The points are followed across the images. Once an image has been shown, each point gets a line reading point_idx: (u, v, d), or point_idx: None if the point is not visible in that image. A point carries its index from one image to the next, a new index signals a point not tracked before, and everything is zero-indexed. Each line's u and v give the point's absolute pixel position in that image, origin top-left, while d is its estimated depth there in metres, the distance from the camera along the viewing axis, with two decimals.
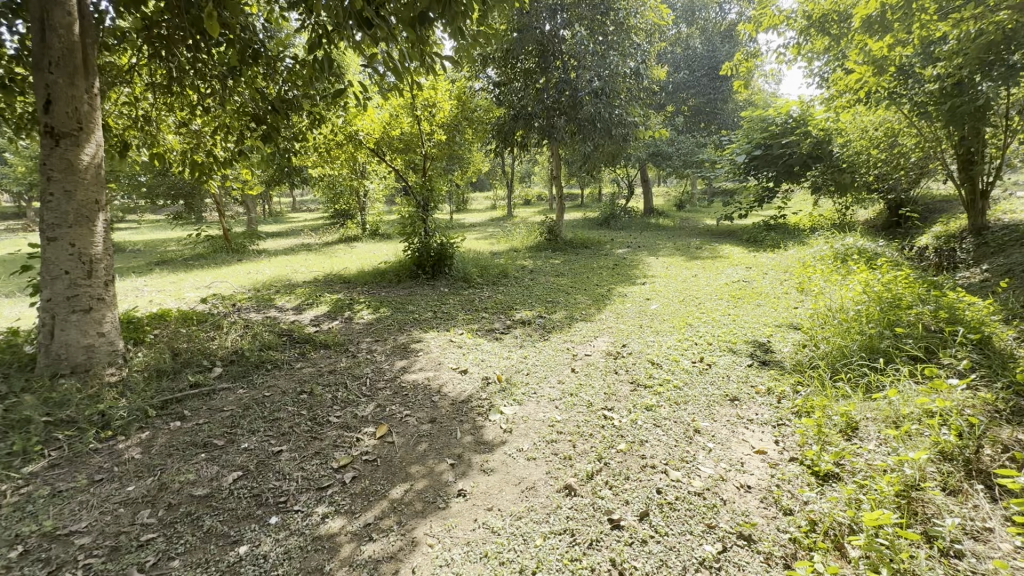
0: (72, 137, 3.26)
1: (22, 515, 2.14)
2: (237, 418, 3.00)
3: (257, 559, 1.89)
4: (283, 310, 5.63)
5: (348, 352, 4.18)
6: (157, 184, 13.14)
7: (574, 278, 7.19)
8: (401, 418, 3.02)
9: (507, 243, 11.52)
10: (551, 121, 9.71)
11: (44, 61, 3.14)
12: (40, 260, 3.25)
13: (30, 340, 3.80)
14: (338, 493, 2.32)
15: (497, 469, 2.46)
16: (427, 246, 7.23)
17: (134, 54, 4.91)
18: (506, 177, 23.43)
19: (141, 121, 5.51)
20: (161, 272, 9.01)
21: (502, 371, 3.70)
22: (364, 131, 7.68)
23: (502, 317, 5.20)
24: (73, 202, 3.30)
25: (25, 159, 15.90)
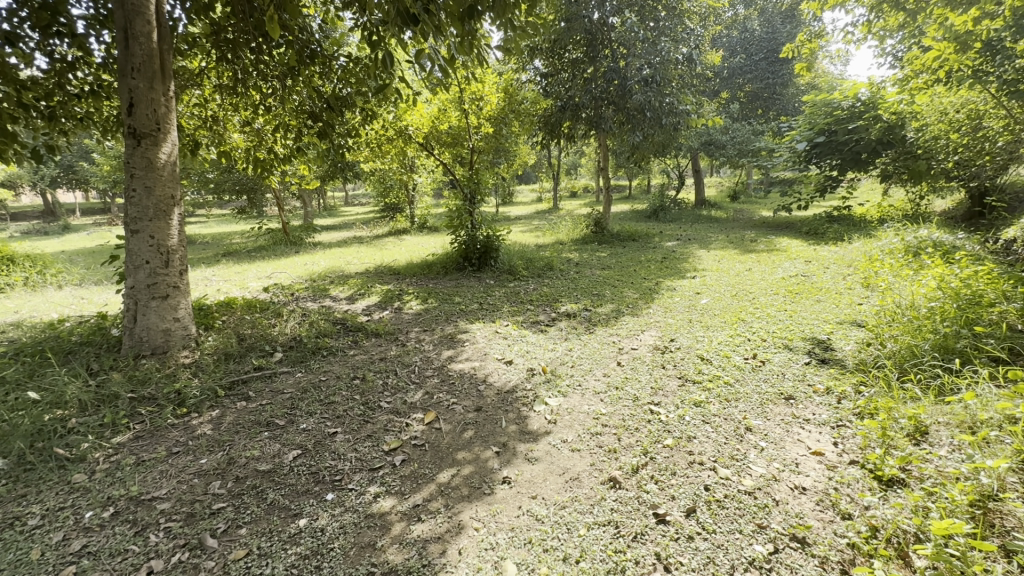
0: (151, 137, 3.54)
1: (113, 479, 2.40)
2: (296, 400, 3.18)
3: (314, 532, 2.01)
4: (338, 300, 5.89)
5: (397, 340, 4.33)
6: (224, 180, 13.98)
7: (621, 271, 7.08)
8: (448, 406, 3.10)
9: (553, 236, 11.49)
10: (599, 111, 9.56)
11: (127, 67, 3.42)
12: (126, 251, 3.57)
13: (117, 324, 4.20)
14: (388, 474, 2.42)
15: (541, 459, 2.48)
16: (473, 239, 7.34)
17: (204, 58, 5.24)
18: (552, 169, 23.26)
19: (210, 121, 5.89)
20: (228, 263, 9.62)
21: (547, 362, 3.72)
22: (414, 126, 7.85)
23: (547, 310, 5.21)
24: (153, 197, 3.58)
25: (110, 160, 17.36)
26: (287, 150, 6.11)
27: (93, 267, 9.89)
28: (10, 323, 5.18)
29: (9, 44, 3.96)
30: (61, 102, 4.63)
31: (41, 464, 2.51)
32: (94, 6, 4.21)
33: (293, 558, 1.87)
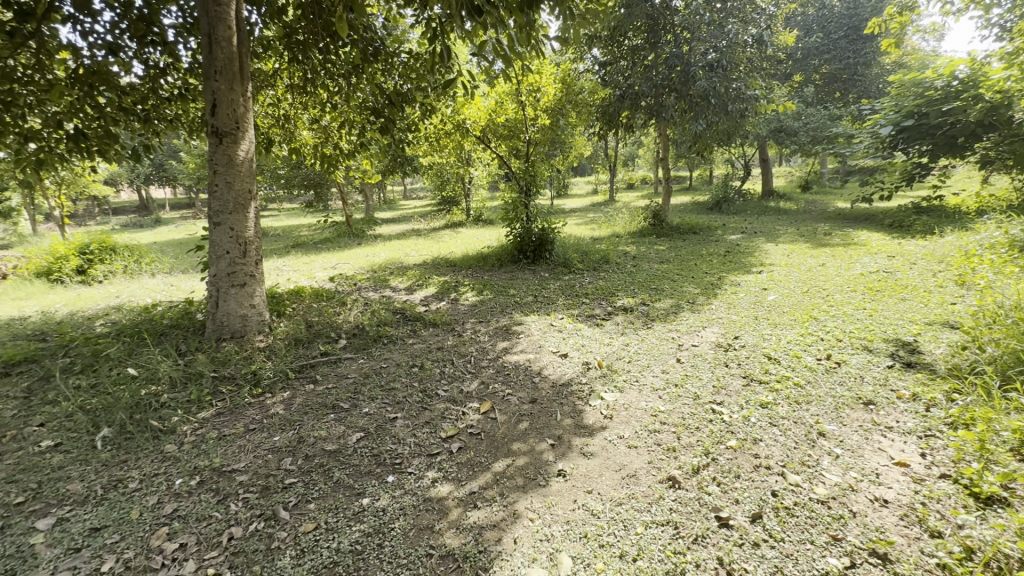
0: (232, 135, 3.79)
1: (199, 451, 2.62)
2: (359, 385, 3.33)
3: (376, 512, 2.10)
4: (397, 290, 6.09)
5: (454, 331, 4.42)
6: (293, 176, 14.79)
7: (680, 265, 6.84)
8: (503, 397, 3.13)
9: (609, 229, 11.26)
10: (659, 100, 9.24)
11: (211, 70, 3.68)
12: (209, 242, 3.86)
13: (201, 309, 4.57)
14: (445, 461, 2.48)
15: (597, 454, 2.45)
16: (529, 231, 7.34)
17: (277, 60, 5.55)
18: (608, 161, 22.78)
19: (282, 119, 6.24)
20: (297, 254, 10.19)
21: (603, 357, 3.66)
22: (471, 119, 7.93)
23: (603, 304, 5.12)
24: (233, 192, 3.84)
25: (195, 159, 18.85)
26: (351, 146, 6.36)
27: (180, 257, 10.82)
28: (113, 306, 5.78)
29: (112, 54, 4.38)
30: (154, 105, 5.07)
31: (139, 433, 2.79)
32: (183, 16, 4.57)
33: (357, 535, 1.96)
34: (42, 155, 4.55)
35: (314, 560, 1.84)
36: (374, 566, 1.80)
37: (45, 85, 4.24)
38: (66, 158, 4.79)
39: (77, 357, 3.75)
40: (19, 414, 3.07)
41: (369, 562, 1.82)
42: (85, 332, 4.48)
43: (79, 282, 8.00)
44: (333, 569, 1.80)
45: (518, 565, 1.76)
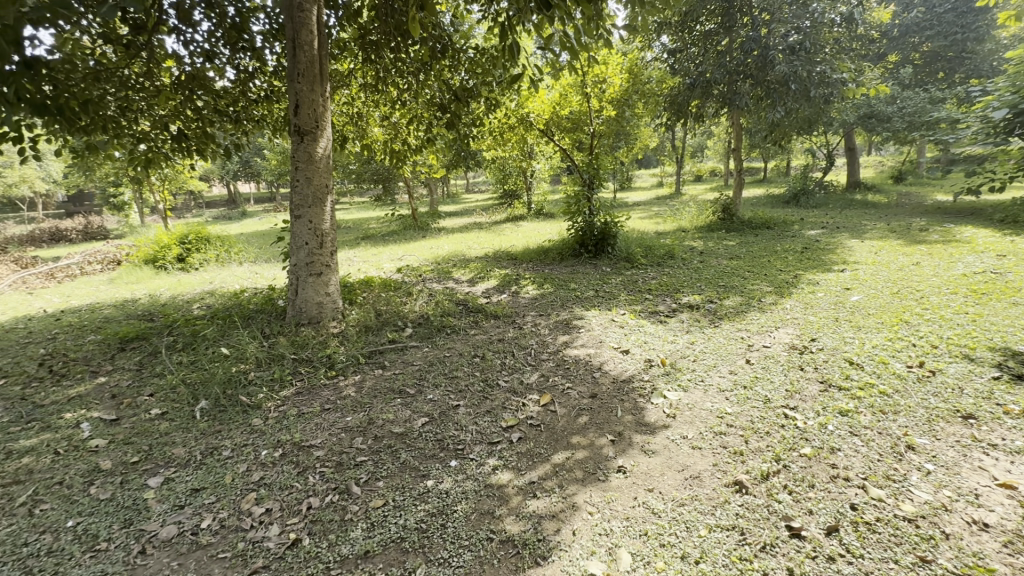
0: (312, 134, 4.04)
1: (282, 426, 2.86)
2: (425, 372, 3.47)
3: (440, 494, 2.19)
4: (460, 282, 6.25)
5: (514, 323, 4.47)
6: (364, 171, 15.49)
7: (752, 261, 6.50)
8: (563, 390, 3.14)
9: (674, 223, 10.89)
10: (733, 86, 8.76)
11: (295, 73, 3.94)
12: (291, 233, 4.16)
13: (283, 296, 4.93)
14: (506, 450, 2.54)
15: (659, 452, 2.41)
16: (591, 225, 7.25)
17: (352, 60, 5.82)
18: (674, 152, 21.95)
19: (355, 117, 6.56)
20: (366, 246, 10.69)
21: (666, 354, 3.57)
22: (535, 113, 7.93)
23: (667, 300, 4.97)
24: (312, 187, 4.10)
25: (276, 156, 20.27)
26: (419, 142, 6.58)
27: (264, 248, 11.71)
28: (207, 291, 6.38)
29: (208, 60, 4.80)
30: (244, 107, 5.50)
31: (230, 407, 3.08)
32: (269, 22, 4.92)
33: (422, 514, 2.06)
34: (151, 154, 5.09)
35: (383, 535, 1.96)
36: (437, 545, 1.89)
37: (154, 91, 4.73)
38: (170, 157, 5.32)
39: (178, 336, 4.19)
40: (133, 384, 3.49)
41: (433, 541, 1.91)
42: (185, 314, 5.00)
43: (179, 268, 8.90)
44: (400, 545, 1.90)
45: (576, 556, 1.79)
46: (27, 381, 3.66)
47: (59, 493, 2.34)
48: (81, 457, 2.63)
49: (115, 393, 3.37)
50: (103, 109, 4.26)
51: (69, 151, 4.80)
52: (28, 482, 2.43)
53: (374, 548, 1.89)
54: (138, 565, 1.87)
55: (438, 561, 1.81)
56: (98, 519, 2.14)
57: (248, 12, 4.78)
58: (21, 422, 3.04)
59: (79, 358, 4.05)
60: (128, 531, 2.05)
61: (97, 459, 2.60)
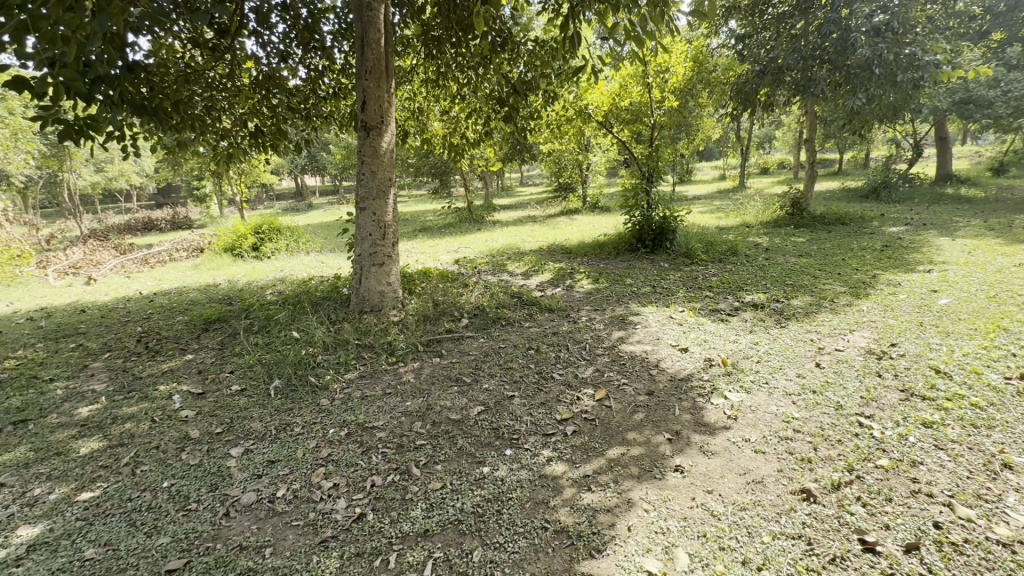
0: (377, 128, 4.20)
1: (347, 406, 3.02)
2: (480, 361, 3.54)
3: (496, 481, 2.24)
4: (514, 275, 6.29)
5: (569, 317, 4.46)
6: (423, 164, 15.87)
7: (824, 259, 6.10)
8: (619, 386, 3.10)
9: (738, 218, 10.40)
10: (808, 73, 8.16)
11: (363, 70, 4.11)
12: (356, 225, 4.35)
13: (347, 285, 5.18)
14: (560, 442, 2.55)
15: (719, 454, 2.34)
16: (648, 219, 7.08)
17: (415, 56, 5.97)
18: (739, 143, 20.89)
19: (416, 112, 6.74)
20: (424, 238, 10.98)
21: (728, 354, 3.44)
22: (593, 105, 7.80)
23: (728, 298, 4.77)
24: (376, 180, 4.27)
25: (340, 150, 21.20)
26: (477, 135, 6.66)
27: (329, 238, 12.31)
28: (279, 279, 6.81)
29: (283, 60, 5.09)
30: (314, 104, 5.80)
31: (301, 386, 3.30)
32: (339, 22, 5.15)
33: (479, 499, 2.12)
34: (231, 149, 5.48)
35: (441, 516, 2.03)
36: (493, 530, 1.94)
37: (235, 91, 5.09)
38: (247, 152, 5.70)
39: (254, 320, 4.52)
40: (216, 361, 3.80)
41: (489, 526, 1.96)
42: (260, 299, 5.37)
43: (254, 256, 9.55)
44: (457, 526, 1.97)
45: (631, 552, 1.78)
46: (127, 355, 4.09)
47: (156, 456, 2.61)
48: (173, 425, 2.91)
49: (201, 369, 3.69)
50: (191, 108, 4.63)
51: (162, 148, 5.26)
52: (130, 445, 2.73)
53: (433, 528, 1.97)
54: (222, 526, 2.05)
55: (493, 546, 1.86)
56: (188, 482, 2.36)
57: (319, 13, 5.02)
58: (123, 391, 3.40)
59: (170, 337, 4.46)
60: (214, 495, 2.25)
61: (186, 428, 2.87)
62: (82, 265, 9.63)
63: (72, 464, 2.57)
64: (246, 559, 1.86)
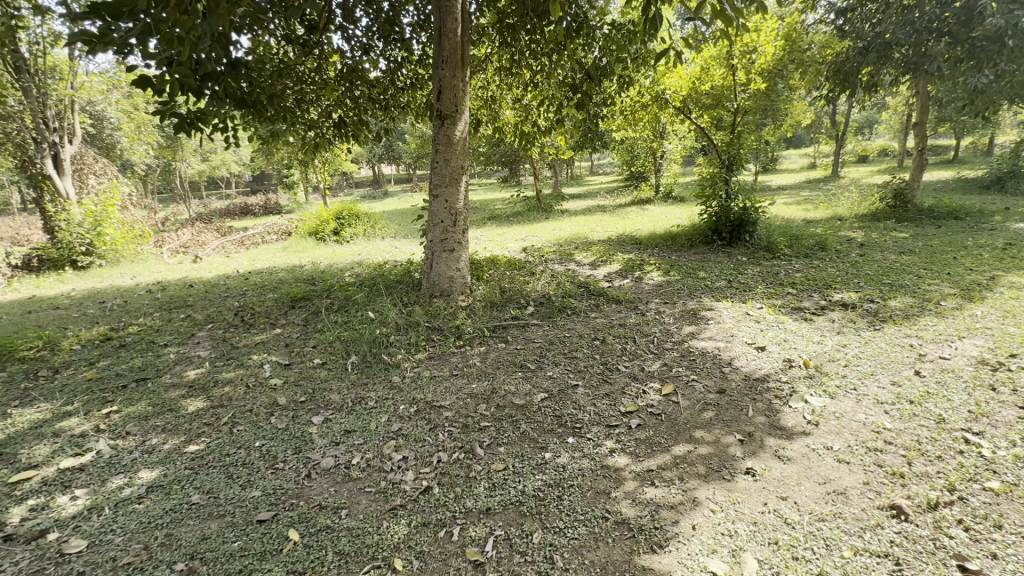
0: (452, 117, 4.31)
1: (416, 385, 3.17)
2: (545, 349, 3.56)
3: (557, 467, 2.26)
4: (582, 265, 6.22)
5: (637, 309, 4.35)
6: (493, 153, 16.05)
7: (931, 257, 5.47)
8: (688, 382, 2.99)
9: (829, 209, 9.57)
10: (922, 48, 7.28)
11: (439, 60, 4.24)
12: (429, 211, 4.50)
13: (418, 270, 5.37)
14: (624, 434, 2.51)
15: (796, 460, 2.20)
16: (726, 210, 6.72)
17: (490, 45, 6.02)
18: (832, 129, 19.14)
19: (489, 101, 6.82)
20: (492, 226, 11.13)
21: (811, 356, 3.20)
22: (671, 90, 7.48)
23: (814, 296, 4.43)
24: (449, 168, 4.39)
25: (414, 140, 21.89)
26: (549, 123, 6.62)
27: (402, 225, 12.83)
28: (357, 262, 7.22)
29: (365, 52, 5.32)
30: (392, 95, 6.01)
31: (376, 364, 3.49)
32: (417, 14, 5.29)
33: (540, 483, 2.15)
34: (317, 140, 5.85)
35: (503, 496, 2.09)
36: (554, 514, 1.96)
37: (321, 83, 5.40)
38: (331, 142, 6.05)
39: (334, 300, 4.83)
40: (301, 336, 4.13)
41: (549, 510, 1.99)
42: (339, 280, 5.72)
43: (335, 240, 10.18)
44: (518, 507, 2.02)
45: (695, 552, 1.73)
46: (227, 326, 4.54)
47: (250, 418, 2.89)
48: (264, 392, 3.20)
49: (288, 342, 4.02)
50: (283, 101, 4.98)
51: (258, 139, 5.71)
52: (228, 406, 3.03)
53: (495, 507, 2.03)
54: (304, 486, 2.24)
55: (553, 530, 1.88)
56: (276, 443, 2.60)
57: (400, 5, 5.19)
58: (223, 358, 3.79)
59: (262, 312, 4.89)
60: (298, 457, 2.46)
61: (275, 395, 3.15)
62: (190, 245, 10.77)
63: (182, 419, 2.91)
64: (325, 518, 2.02)
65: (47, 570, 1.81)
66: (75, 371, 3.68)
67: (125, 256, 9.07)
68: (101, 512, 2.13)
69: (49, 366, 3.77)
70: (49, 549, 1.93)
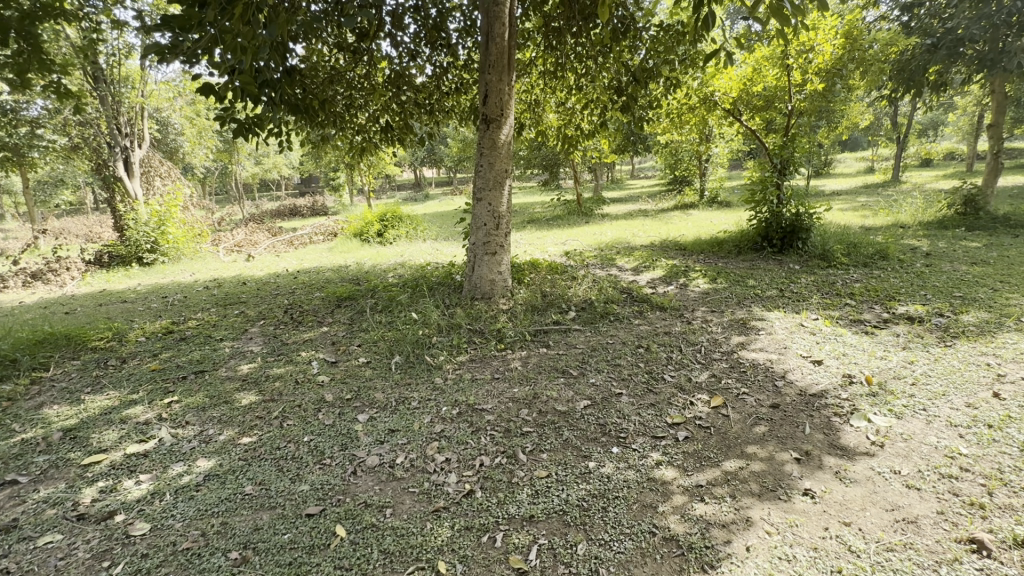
0: (497, 121, 4.33)
1: (457, 387, 3.18)
2: (588, 355, 3.51)
3: (602, 477, 2.21)
4: (624, 270, 6.12)
5: (682, 317, 4.22)
6: (534, 157, 16.07)
7: (1008, 269, 5.06)
8: (738, 394, 2.86)
9: (890, 215, 9.02)
10: (1000, 43, 6.80)
11: (486, 64, 4.27)
12: (472, 214, 4.53)
13: (460, 272, 5.42)
14: (671, 446, 2.43)
15: (860, 483, 2.06)
16: (777, 216, 6.47)
17: (534, 49, 6.02)
18: (892, 131, 18.10)
19: (533, 104, 6.81)
20: (532, 230, 11.13)
21: (874, 372, 3.01)
22: (721, 91, 7.27)
23: (875, 308, 4.17)
24: (494, 171, 4.41)
25: (456, 144, 22.20)
26: (592, 126, 6.56)
27: (444, 227, 13.02)
28: (400, 263, 7.37)
29: (412, 58, 5.43)
30: (437, 99, 6.10)
31: (418, 364, 3.54)
32: (464, 19, 5.36)
33: (584, 493, 2.11)
34: (364, 143, 6.01)
35: (547, 504, 2.06)
36: (599, 526, 1.92)
37: (370, 89, 5.56)
38: (378, 146, 6.22)
39: (379, 300, 4.94)
40: (346, 335, 4.24)
41: (594, 521, 1.94)
42: (383, 281, 5.85)
43: (378, 241, 10.44)
44: (563, 517, 1.98)
45: None
46: (277, 323, 4.72)
47: (299, 413, 2.98)
48: (312, 388, 3.30)
49: (334, 340, 4.14)
50: (333, 106, 5.16)
51: (309, 143, 5.93)
52: (279, 400, 3.14)
53: (538, 515, 2.00)
54: (350, 482, 2.28)
55: (599, 542, 1.84)
56: (323, 439, 2.66)
57: (447, 11, 5.27)
58: (274, 353, 3.94)
59: (310, 310, 5.05)
60: (344, 454, 2.51)
61: (323, 392, 3.24)
62: (244, 244, 11.30)
63: (238, 411, 3.04)
64: (370, 516, 2.04)
65: (114, 550, 1.92)
66: (140, 361, 3.91)
67: (185, 254, 9.60)
68: (162, 498, 2.24)
69: (117, 356, 4.03)
70: (117, 530, 2.04)
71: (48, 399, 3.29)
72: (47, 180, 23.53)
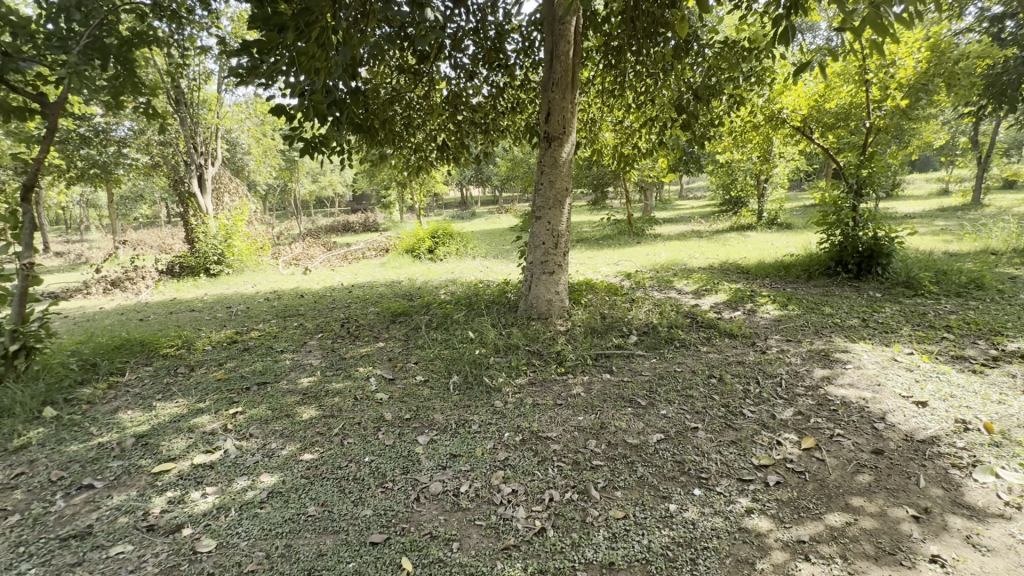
0: (559, 139, 4.26)
1: (519, 412, 3.05)
2: (655, 384, 3.30)
3: (686, 523, 2.00)
4: (683, 293, 5.86)
5: (755, 346, 3.92)
6: (584, 176, 15.98)
7: None
8: (831, 436, 2.58)
9: (978, 241, 8.27)
10: None
11: (550, 83, 4.23)
12: (530, 232, 4.46)
13: (514, 290, 5.34)
14: (761, 492, 2.19)
15: (999, 553, 1.76)
16: (853, 240, 6.05)
17: (594, 67, 5.95)
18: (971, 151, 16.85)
19: (590, 122, 6.72)
20: (582, 249, 10.97)
21: (993, 418, 2.64)
22: (789, 109, 6.96)
23: (979, 344, 3.74)
24: (554, 190, 4.32)
25: (505, 163, 22.46)
26: (651, 144, 6.40)
27: (492, 245, 13.03)
28: (452, 280, 7.38)
29: (471, 79, 5.48)
30: (493, 118, 6.07)
31: (477, 385, 3.44)
32: (523, 40, 5.38)
33: (668, 540, 1.92)
34: (422, 161, 6.09)
35: (627, 550, 1.88)
36: None
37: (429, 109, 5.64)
38: (434, 164, 6.28)
39: (435, 316, 4.92)
40: (403, 351, 4.21)
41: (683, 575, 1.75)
42: (436, 297, 5.85)
43: (428, 257, 10.57)
44: (646, 566, 1.80)
45: None
46: (335, 336, 4.78)
47: (359, 431, 2.93)
48: (371, 405, 3.25)
49: (391, 356, 4.11)
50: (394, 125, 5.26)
51: (370, 161, 6.07)
52: (339, 417, 3.11)
53: (619, 562, 1.83)
54: (413, 510, 2.18)
55: None
56: (384, 461, 2.59)
57: (506, 32, 5.29)
58: (332, 367, 3.95)
59: (366, 324, 5.09)
60: (406, 478, 2.43)
61: (381, 410, 3.19)
62: (301, 258, 11.75)
63: (299, 425, 3.03)
64: (437, 549, 1.93)
65: (182, 567, 1.89)
66: (206, 370, 4.01)
67: (248, 266, 10.05)
68: (227, 513, 2.21)
69: (186, 363, 4.16)
70: (185, 545, 2.02)
71: (124, 403, 3.41)
72: (130, 196, 25.68)
